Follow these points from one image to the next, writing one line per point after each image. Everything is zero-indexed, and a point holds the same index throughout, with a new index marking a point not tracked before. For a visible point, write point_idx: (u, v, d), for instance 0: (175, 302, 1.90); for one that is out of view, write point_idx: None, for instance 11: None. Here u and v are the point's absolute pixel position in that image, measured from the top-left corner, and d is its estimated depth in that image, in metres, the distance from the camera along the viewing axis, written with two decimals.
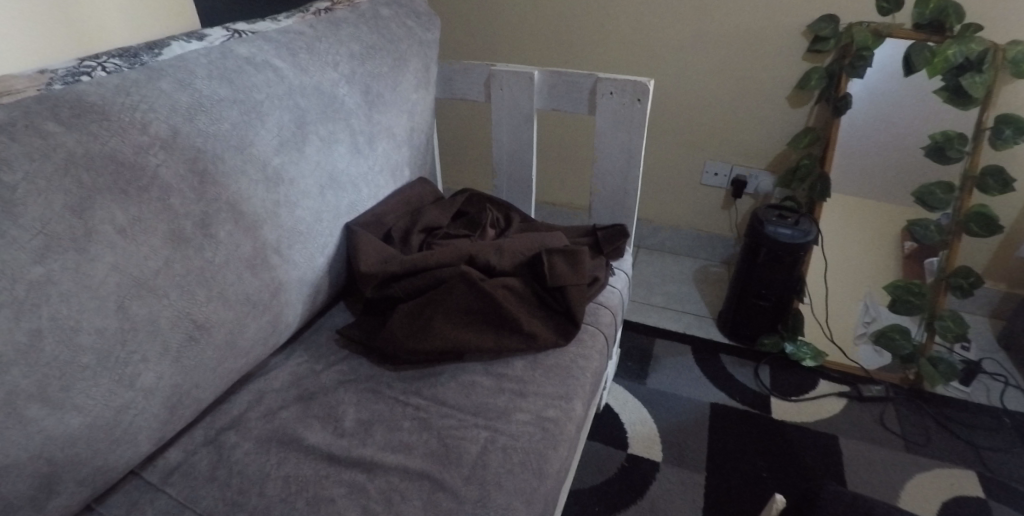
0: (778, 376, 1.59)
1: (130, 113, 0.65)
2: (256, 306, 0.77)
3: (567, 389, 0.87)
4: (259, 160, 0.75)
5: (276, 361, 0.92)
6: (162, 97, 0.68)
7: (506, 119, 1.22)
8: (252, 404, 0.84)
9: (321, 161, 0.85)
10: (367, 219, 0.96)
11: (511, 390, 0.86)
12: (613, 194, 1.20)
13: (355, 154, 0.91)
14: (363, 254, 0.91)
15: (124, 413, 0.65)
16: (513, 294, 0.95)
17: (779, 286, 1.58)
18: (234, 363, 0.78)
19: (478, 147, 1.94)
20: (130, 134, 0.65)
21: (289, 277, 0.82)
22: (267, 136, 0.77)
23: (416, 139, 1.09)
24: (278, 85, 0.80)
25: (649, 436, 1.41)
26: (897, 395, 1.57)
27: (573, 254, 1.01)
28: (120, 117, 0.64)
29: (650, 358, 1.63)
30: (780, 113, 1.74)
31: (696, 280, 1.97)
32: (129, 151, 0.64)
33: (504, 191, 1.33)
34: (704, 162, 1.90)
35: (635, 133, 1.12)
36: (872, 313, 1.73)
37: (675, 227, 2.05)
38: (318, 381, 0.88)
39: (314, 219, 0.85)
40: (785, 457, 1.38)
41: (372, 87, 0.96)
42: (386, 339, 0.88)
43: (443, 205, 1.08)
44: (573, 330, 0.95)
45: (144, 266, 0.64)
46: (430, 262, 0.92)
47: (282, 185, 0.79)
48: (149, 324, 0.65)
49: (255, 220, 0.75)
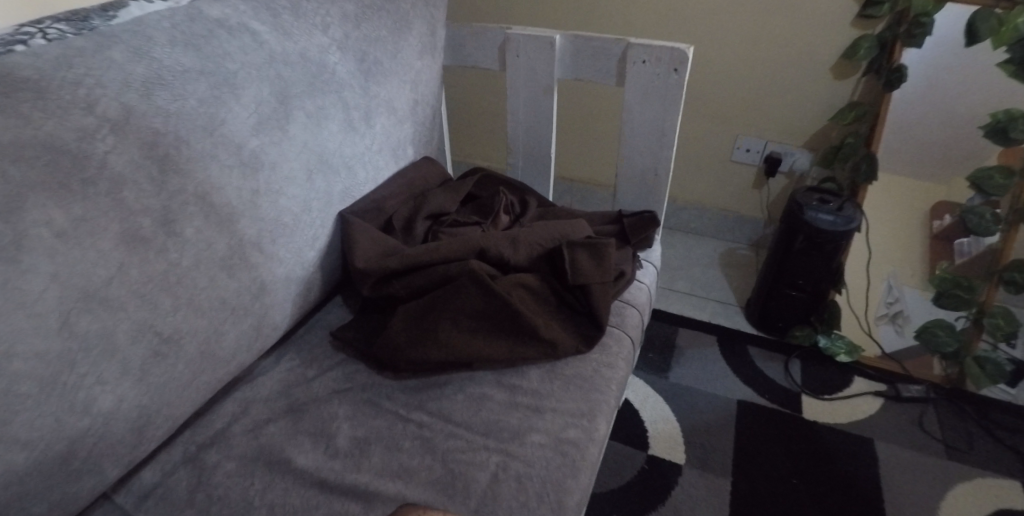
0: (809, 372, 1.49)
1: (72, 90, 0.54)
2: (235, 311, 0.68)
3: (590, 406, 0.77)
4: (233, 143, 0.65)
5: (265, 366, 0.83)
6: (113, 69, 0.57)
7: (524, 90, 1.08)
8: (236, 417, 0.76)
9: (309, 141, 0.74)
10: (366, 207, 0.85)
11: (526, 406, 0.76)
12: (642, 176, 1.08)
13: (349, 132, 0.80)
14: (359, 248, 0.80)
15: (81, 443, 0.57)
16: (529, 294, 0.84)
17: (814, 276, 1.46)
18: (210, 375, 0.69)
19: (492, 119, 1.81)
20: (72, 116, 0.54)
21: (274, 276, 0.72)
22: (243, 114, 0.66)
23: (419, 112, 0.97)
24: (256, 52, 0.68)
25: (671, 436, 1.32)
26: (937, 396, 1.46)
27: (597, 248, 0.89)
28: (59, 94, 0.53)
29: (672, 349, 1.53)
30: (822, 85, 1.58)
31: (722, 264, 1.85)
32: (71, 137, 0.53)
33: (520, 169, 1.20)
34: (735, 137, 1.75)
35: (669, 108, 0.98)
36: (895, 295, 1.64)
37: (701, 206, 1.92)
38: (311, 390, 0.78)
39: (302, 208, 0.74)
40: (816, 463, 1.29)
41: (368, 53, 0.83)
42: (385, 346, 0.78)
43: (451, 188, 0.96)
44: (596, 335, 0.84)
45: (93, 276, 0.54)
46: (434, 257, 0.82)
47: (262, 170, 0.68)
48: (104, 341, 0.56)
49: (229, 214, 0.65)
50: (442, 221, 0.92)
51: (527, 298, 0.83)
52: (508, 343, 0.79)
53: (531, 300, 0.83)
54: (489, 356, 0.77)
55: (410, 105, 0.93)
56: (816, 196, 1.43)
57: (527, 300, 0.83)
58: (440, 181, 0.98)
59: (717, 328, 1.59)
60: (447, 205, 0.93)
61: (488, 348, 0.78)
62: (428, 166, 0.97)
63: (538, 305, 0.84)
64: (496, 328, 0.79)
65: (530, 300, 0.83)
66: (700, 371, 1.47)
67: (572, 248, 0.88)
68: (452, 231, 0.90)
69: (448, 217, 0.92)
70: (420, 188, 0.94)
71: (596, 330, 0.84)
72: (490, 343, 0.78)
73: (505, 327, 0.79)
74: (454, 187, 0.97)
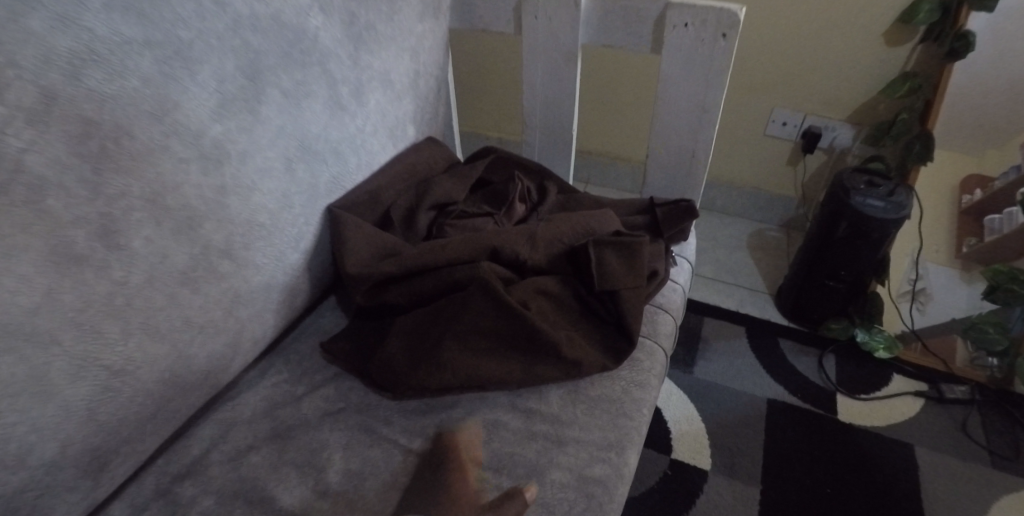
0: (844, 369, 1.39)
1: None
2: (201, 330, 0.60)
3: (617, 436, 0.66)
4: (190, 132, 0.54)
5: (250, 380, 0.73)
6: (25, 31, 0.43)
7: (544, 57, 0.92)
8: (215, 442, 0.67)
9: (287, 126, 0.63)
10: (360, 199, 0.74)
11: (544, 436, 0.66)
12: (676, 160, 0.94)
13: (336, 112, 0.68)
14: (352, 249, 0.70)
15: (24, 489, 0.50)
16: (546, 302, 0.73)
17: (855, 266, 1.34)
18: (174, 401, 0.61)
19: (507, 87, 1.66)
20: None
21: (245, 287, 0.64)
22: (203, 95, 0.54)
23: (421, 85, 0.84)
24: (218, 10, 0.54)
25: (696, 439, 1.23)
26: (983, 398, 1.35)
27: (627, 246, 0.77)
28: None
29: (697, 342, 1.42)
30: (872, 53, 1.42)
31: (750, 246, 1.72)
32: None
33: (537, 149, 1.04)
34: (771, 109, 1.60)
35: (712, 82, 0.83)
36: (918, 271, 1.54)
37: (729, 183, 1.78)
38: (300, 412, 0.69)
39: (280, 203, 0.64)
40: (851, 469, 1.20)
41: (358, 15, 0.69)
42: (384, 364, 0.69)
43: (458, 172, 0.84)
44: (626, 348, 0.73)
45: (14, 307, 0.45)
46: (438, 259, 0.70)
47: (229, 162, 0.58)
48: (34, 379, 0.48)
49: (188, 220, 0.56)
50: (448, 212, 0.80)
51: (545, 306, 0.72)
52: (523, 361, 0.68)
53: (549, 308, 0.73)
54: (501, 378, 0.67)
55: (409, 77, 0.80)
56: (864, 179, 1.29)
57: (545, 310, 0.72)
58: (446, 164, 0.86)
59: (744, 319, 1.48)
60: (453, 193, 0.81)
61: (499, 369, 0.67)
62: (431, 148, 0.85)
63: (557, 315, 0.73)
64: (509, 344, 0.68)
65: (548, 310, 0.72)
66: (727, 366, 1.37)
67: (598, 246, 0.76)
68: (460, 225, 0.79)
69: (455, 207, 0.81)
70: (424, 173, 0.82)
71: (626, 342, 0.73)
72: (502, 361, 0.68)
73: (519, 343, 0.68)
74: (462, 171, 0.84)
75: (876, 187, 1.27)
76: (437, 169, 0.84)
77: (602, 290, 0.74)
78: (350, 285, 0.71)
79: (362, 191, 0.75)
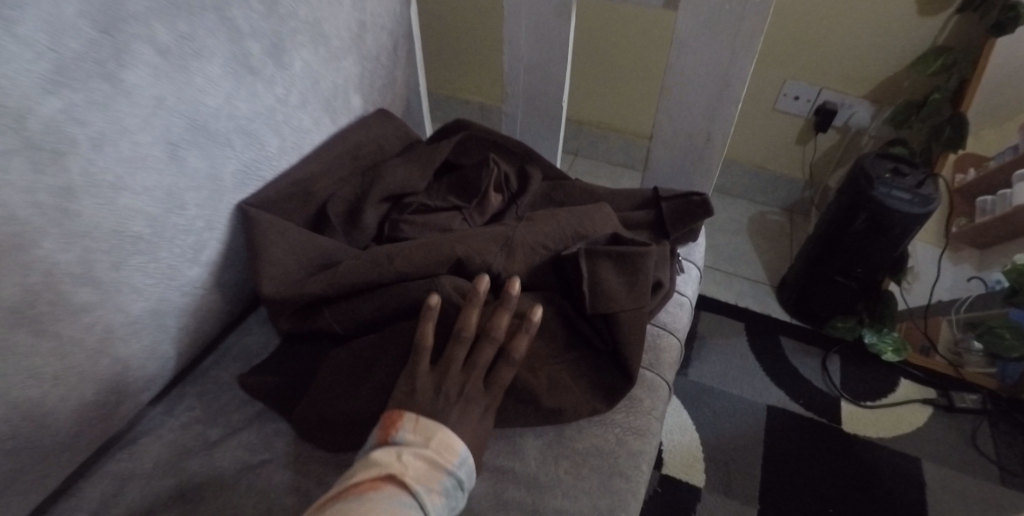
0: (849, 372, 1.27)
1: None
2: (56, 376, 0.44)
3: (610, 504, 0.53)
4: (7, 113, 0.37)
5: (153, 419, 0.58)
6: None
7: (532, 12, 0.73)
8: (100, 507, 0.52)
9: (169, 97, 0.46)
10: (283, 195, 0.58)
11: (518, 506, 0.52)
12: (685, 144, 0.76)
13: (243, 78, 0.52)
14: (276, 265, 0.55)
15: None
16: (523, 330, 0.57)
17: (869, 263, 1.21)
18: (26, 469, 0.46)
19: (491, 46, 1.47)
20: None
21: (121, 316, 0.48)
22: (29, 54, 0.37)
23: (367, 42, 0.67)
24: None
25: (690, 451, 1.11)
26: (993, 407, 1.25)
27: (625, 258, 0.61)
28: None
29: (693, 340, 1.30)
30: (902, 21, 1.25)
31: (751, 232, 1.58)
32: None
33: (521, 123, 0.87)
34: (784, 81, 1.43)
35: (740, 51, 0.65)
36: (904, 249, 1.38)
37: (731, 161, 1.63)
38: (212, 467, 0.54)
39: (165, 205, 0.48)
40: (857, 487, 1.09)
41: None
42: (313, 411, 0.54)
43: (415, 154, 0.68)
44: (621, 388, 0.58)
45: None
46: (382, 276, 0.55)
47: (77, 149, 0.41)
48: None
49: (21, 235, 0.39)
50: (402, 207, 0.64)
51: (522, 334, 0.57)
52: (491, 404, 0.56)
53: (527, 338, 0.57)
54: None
55: (351, 32, 0.63)
56: (890, 166, 1.14)
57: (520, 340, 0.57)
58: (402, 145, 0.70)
59: (743, 314, 1.36)
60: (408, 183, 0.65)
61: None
62: (383, 130, 0.69)
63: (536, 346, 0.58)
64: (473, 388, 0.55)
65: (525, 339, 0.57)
66: (724, 369, 1.25)
67: (589, 257, 0.59)
68: (417, 225, 0.63)
69: (411, 200, 0.65)
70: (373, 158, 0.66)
71: (623, 380, 0.59)
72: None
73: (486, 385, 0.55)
74: (421, 153, 0.68)
75: (903, 176, 1.12)
76: (389, 152, 0.68)
77: (593, 314, 0.59)
78: (274, 304, 0.55)
79: (287, 183, 0.58)
